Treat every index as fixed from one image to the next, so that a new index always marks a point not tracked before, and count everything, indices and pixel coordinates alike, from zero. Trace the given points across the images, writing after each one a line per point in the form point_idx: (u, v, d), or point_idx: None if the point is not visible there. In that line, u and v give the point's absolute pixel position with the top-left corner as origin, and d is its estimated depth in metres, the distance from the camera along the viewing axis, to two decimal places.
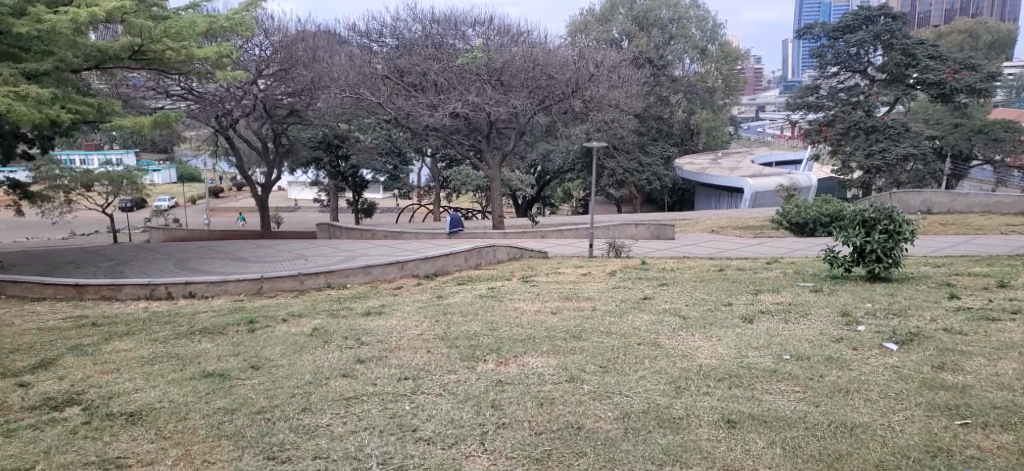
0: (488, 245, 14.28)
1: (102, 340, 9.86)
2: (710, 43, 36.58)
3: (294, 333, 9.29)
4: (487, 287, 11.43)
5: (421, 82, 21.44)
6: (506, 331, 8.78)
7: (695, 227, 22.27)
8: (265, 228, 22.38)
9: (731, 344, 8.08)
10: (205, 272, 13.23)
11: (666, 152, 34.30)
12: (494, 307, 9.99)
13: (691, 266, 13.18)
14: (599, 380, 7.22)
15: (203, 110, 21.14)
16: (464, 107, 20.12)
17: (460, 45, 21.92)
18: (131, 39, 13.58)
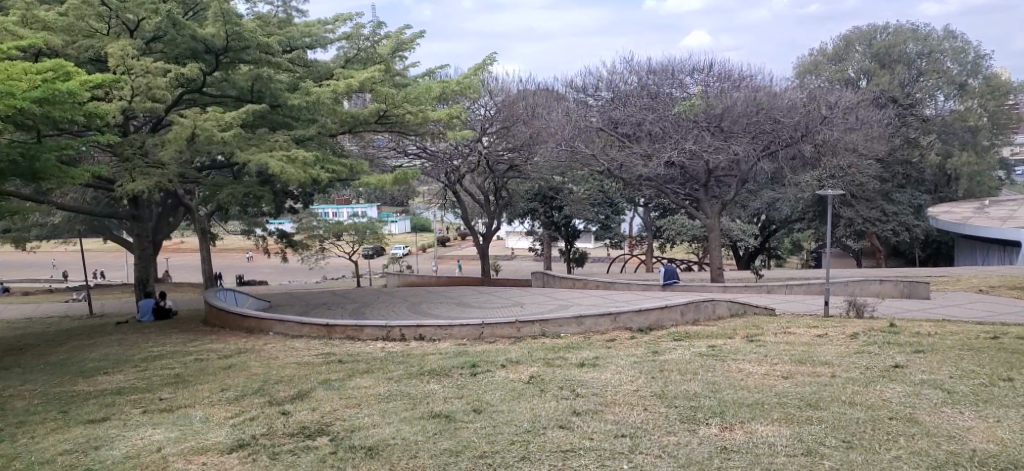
0: (707, 300, 13.86)
1: (345, 376, 10.98)
2: (971, 77, 33.47)
3: (512, 379, 9.66)
4: (708, 345, 11.16)
5: (635, 133, 21.35)
6: (731, 394, 8.53)
7: (954, 287, 20.09)
8: (486, 275, 23.45)
9: (1016, 428, 7.27)
10: (432, 316, 14.17)
11: (916, 199, 31.26)
12: (716, 367, 9.73)
13: (955, 332, 11.99)
14: (842, 457, 6.81)
15: (435, 166, 22.87)
16: (679, 155, 19.72)
17: (677, 94, 22.20)
18: (378, 106, 15.34)
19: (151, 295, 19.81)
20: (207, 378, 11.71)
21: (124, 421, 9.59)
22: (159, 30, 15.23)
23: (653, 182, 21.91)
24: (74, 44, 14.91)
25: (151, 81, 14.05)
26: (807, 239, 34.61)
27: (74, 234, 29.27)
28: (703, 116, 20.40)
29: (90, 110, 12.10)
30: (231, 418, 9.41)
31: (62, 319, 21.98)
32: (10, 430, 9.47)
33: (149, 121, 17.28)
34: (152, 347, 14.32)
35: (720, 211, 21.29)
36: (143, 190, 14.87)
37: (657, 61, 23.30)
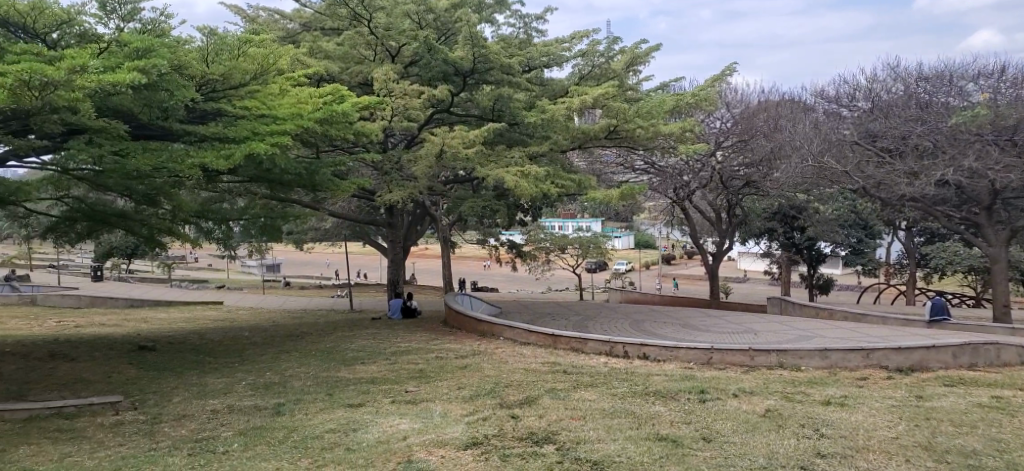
0: (991, 342, 12.26)
1: (572, 387, 11.24)
2: None
3: (746, 411, 9.32)
4: (986, 395, 9.99)
5: (898, 147, 19.76)
6: (1014, 456, 7.59)
7: None
8: (715, 298, 22.77)
9: None
10: (657, 335, 14.05)
11: None
12: (1000, 423, 8.71)
13: None
14: None
15: (664, 182, 23.04)
16: (955, 174, 17.77)
17: (955, 103, 19.54)
18: (608, 121, 15.54)
19: (399, 295, 21.73)
20: (446, 375, 12.52)
21: (376, 409, 10.51)
22: (416, 55, 16.80)
23: (919, 203, 19.93)
24: (347, 70, 17.35)
25: (408, 102, 15.49)
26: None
27: (338, 237, 32.72)
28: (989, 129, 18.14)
29: (358, 128, 13.54)
30: (466, 416, 9.99)
31: (324, 312, 24.58)
32: (287, 406, 10.79)
33: (404, 138, 19.20)
34: (399, 343, 15.56)
35: (1007, 237, 19.01)
36: (398, 200, 16.45)
37: (930, 67, 21.01)
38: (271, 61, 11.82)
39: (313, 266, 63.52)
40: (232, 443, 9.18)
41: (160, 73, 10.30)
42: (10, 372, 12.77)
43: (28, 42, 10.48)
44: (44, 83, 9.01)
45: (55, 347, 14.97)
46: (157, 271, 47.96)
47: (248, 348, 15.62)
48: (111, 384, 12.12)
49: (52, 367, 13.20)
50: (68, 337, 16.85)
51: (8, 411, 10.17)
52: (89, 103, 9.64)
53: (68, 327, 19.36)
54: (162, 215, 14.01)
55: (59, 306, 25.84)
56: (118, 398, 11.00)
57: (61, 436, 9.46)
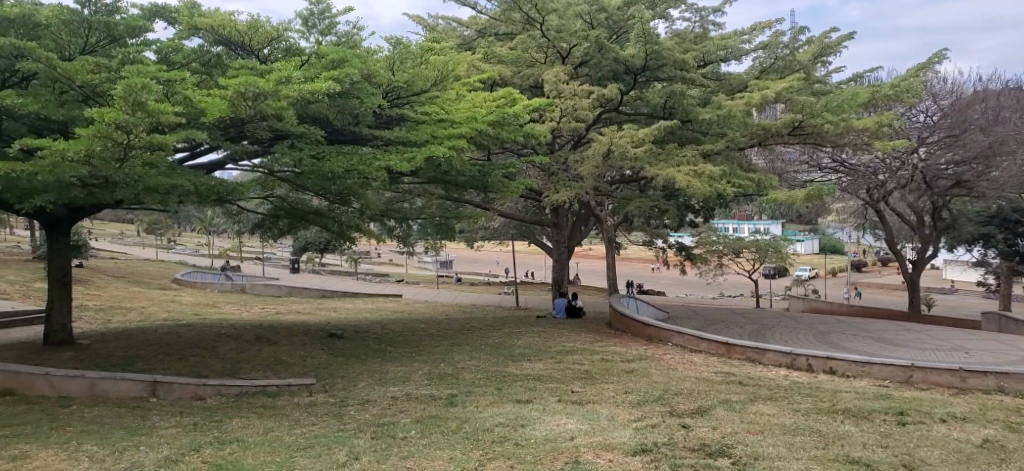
0: None
1: (748, 400, 10.61)
2: None
3: (957, 439, 8.37)
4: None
5: None
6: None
7: None
8: (913, 310, 20.92)
9: None
10: (845, 349, 12.98)
11: None
12: None
13: None
14: None
15: (855, 181, 21.25)
16: None
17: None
18: (792, 116, 14.67)
19: (565, 295, 21.59)
20: (613, 378, 12.22)
21: (544, 406, 10.43)
22: (587, 55, 16.64)
23: None
24: (520, 73, 17.40)
25: (577, 103, 15.34)
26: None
27: (510, 236, 33.29)
28: None
29: (528, 130, 13.51)
30: (635, 422, 9.67)
31: (494, 309, 25.04)
32: (460, 397, 10.96)
33: (571, 139, 19.15)
34: (565, 343, 15.46)
35: None
36: (565, 200, 16.34)
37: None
38: (450, 68, 12.16)
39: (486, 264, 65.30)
40: (410, 429, 9.42)
41: (352, 82, 11.19)
42: (227, 351, 13.95)
43: (246, 58, 11.66)
44: (257, 95, 9.97)
45: (258, 331, 16.22)
46: (345, 265, 51.19)
47: (425, 339, 16.12)
48: (306, 367, 12.89)
49: (259, 349, 14.24)
50: (268, 322, 18.23)
51: (225, 386, 10.81)
52: (293, 111, 10.48)
53: (269, 314, 21.01)
54: (350, 213, 14.75)
55: (261, 294, 28.16)
56: (313, 381, 11.60)
57: (265, 411, 10.10)
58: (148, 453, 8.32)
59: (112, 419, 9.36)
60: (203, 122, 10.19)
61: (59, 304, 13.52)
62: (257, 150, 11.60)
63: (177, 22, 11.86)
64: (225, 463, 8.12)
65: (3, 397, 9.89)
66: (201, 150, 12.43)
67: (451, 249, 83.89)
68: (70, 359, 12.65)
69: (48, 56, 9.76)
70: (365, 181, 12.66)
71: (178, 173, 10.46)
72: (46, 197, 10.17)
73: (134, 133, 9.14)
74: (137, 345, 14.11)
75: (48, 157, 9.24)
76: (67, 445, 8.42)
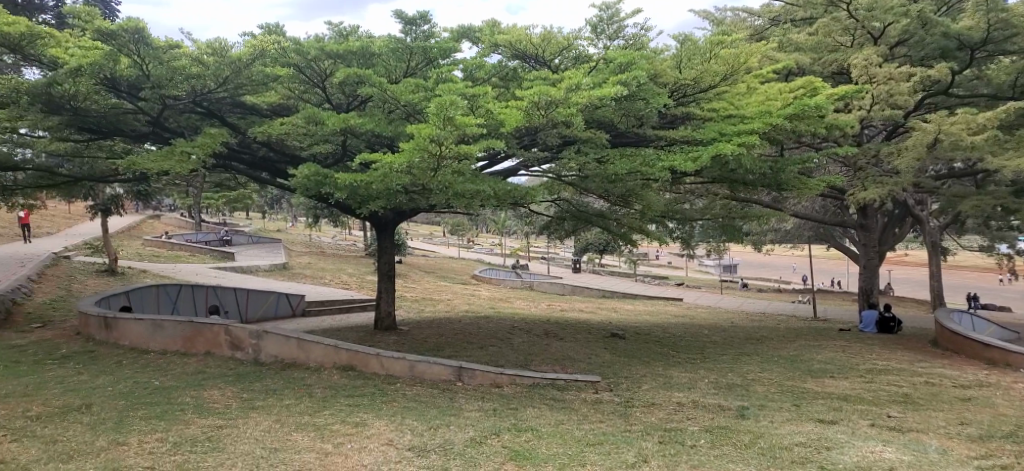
0: None
1: None
2: None
3: None
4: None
5: None
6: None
7: None
8: None
9: None
10: None
11: None
12: None
13: None
14: None
15: None
16: None
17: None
18: None
19: (874, 307, 19.55)
20: (943, 405, 10.76)
21: (853, 430, 9.48)
22: (907, 33, 15.04)
23: None
24: (821, 60, 15.66)
25: (893, 88, 13.68)
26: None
27: (807, 239, 31.16)
28: None
29: (829, 122, 12.46)
30: (977, 460, 8.51)
31: (785, 317, 23.53)
32: (752, 410, 10.36)
33: (881, 130, 17.36)
34: (876, 360, 13.99)
35: None
36: (874, 198, 14.80)
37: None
38: (741, 59, 11.48)
39: (775, 269, 62.02)
40: (699, 438, 9.07)
41: (639, 85, 11.07)
42: (518, 343, 14.62)
43: (540, 70, 12.12)
44: (548, 102, 10.33)
45: (549, 327, 16.81)
46: (628, 266, 51.59)
47: (709, 346, 15.51)
48: (591, 364, 13.07)
49: (548, 343, 14.74)
50: (558, 319, 18.83)
51: (519, 376, 11.23)
52: (581, 117, 10.67)
53: (557, 310, 21.79)
54: (631, 214, 14.69)
55: (549, 292, 29.34)
56: (598, 379, 11.66)
57: (553, 403, 10.38)
58: (457, 432, 8.91)
59: (426, 398, 10.19)
60: (499, 128, 10.77)
61: (386, 294, 15.13)
62: (545, 155, 12.08)
63: (481, 41, 12.64)
64: (523, 450, 8.47)
65: (346, 371, 11.19)
66: (500, 158, 13.18)
67: (736, 252, 80.80)
68: (394, 343, 14.04)
69: (380, 81, 10.98)
70: (650, 183, 12.51)
71: (480, 179, 11.05)
72: (380, 202, 11.34)
73: (445, 145, 9.94)
74: (446, 333, 15.32)
75: (381, 169, 10.34)
76: (394, 418, 9.30)
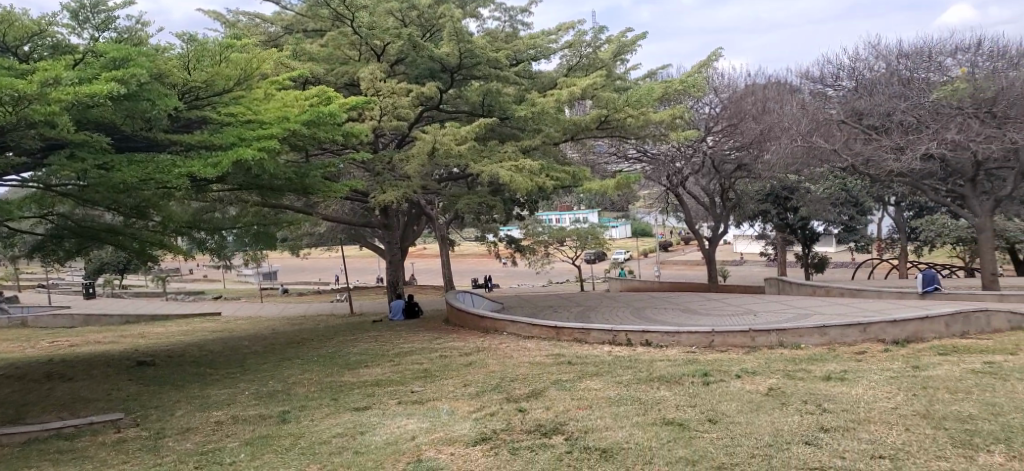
0: (978, 310, 12.48)
1: (577, 377, 11.13)
2: None
3: (749, 391, 9.48)
4: (982, 362, 10.28)
5: (885, 124, 19.30)
6: (1015, 419, 7.90)
7: None
8: (715, 282, 21.05)
9: None
10: (660, 322, 13.97)
11: None
12: (996, 388, 8.98)
13: None
14: None
15: (656, 170, 21.42)
16: (940, 147, 17.30)
17: (936, 78, 19.83)
18: (600, 112, 15.34)
19: (399, 297, 21.37)
20: (451, 373, 12.27)
21: (384, 410, 10.25)
22: (402, 53, 15.92)
23: (904, 178, 19.49)
24: (334, 71, 16.20)
25: (397, 100, 14.53)
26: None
27: (336, 241, 32.77)
28: (970, 101, 17.70)
29: (347, 130, 13.01)
30: (474, 413, 9.79)
31: (321, 318, 24.50)
32: (293, 413, 10.55)
33: (394, 137, 18.71)
34: (403, 344, 15.50)
35: (993, 208, 18.59)
36: (393, 201, 15.56)
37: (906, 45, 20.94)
38: (252, 64, 11.50)
39: (304, 272, 63.27)
40: (240, 452, 9.08)
41: (140, 83, 10.04)
42: (7, 395, 12.95)
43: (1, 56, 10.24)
44: (18, 98, 8.85)
45: (51, 368, 15.04)
46: (150, 284, 47.69)
47: (250, 357, 15.60)
48: (109, 401, 12.18)
49: (52, 387, 13.34)
50: (63, 356, 16.78)
51: (6, 435, 10.15)
52: (67, 116, 9.46)
53: (62, 347, 19.28)
54: (153, 229, 13.92)
55: (51, 326, 25.80)
56: (120, 416, 10.89)
57: (60, 457, 9.43)
58: None
59: None
60: None
61: None
62: (25, 162, 10.58)
63: None
64: None
65: None
66: None
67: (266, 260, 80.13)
68: None
69: None
70: (167, 190, 11.89)
71: None
72: None
73: None
74: None
75: None
76: None
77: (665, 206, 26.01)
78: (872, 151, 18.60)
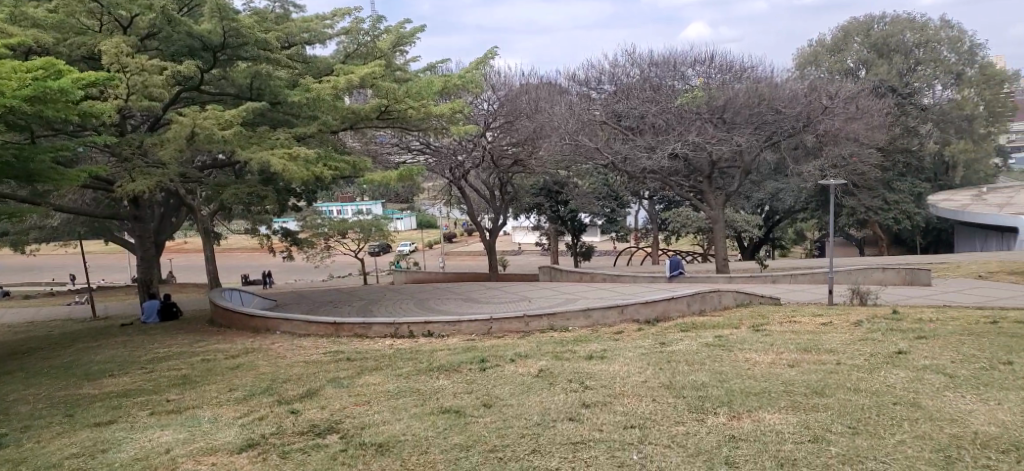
0: (713, 291, 13.87)
1: (355, 374, 10.46)
2: (964, 67, 34.86)
3: (521, 373, 9.72)
4: (713, 336, 11.35)
5: (638, 125, 21.15)
6: (737, 383, 8.76)
7: (955, 271, 20.48)
8: (494, 272, 21.55)
9: (1014, 411, 7.51)
10: (440, 312, 13.96)
11: (915, 190, 31.07)
12: (724, 358, 9.92)
13: (953, 317, 12.19)
14: (847, 443, 7.09)
15: (438, 162, 21.37)
16: (682, 147, 19.37)
17: (680, 86, 21.80)
18: (378, 101, 14.05)
19: (156, 296, 19.47)
20: (214, 378, 11.08)
21: (131, 424, 9.20)
22: (155, 27, 13.82)
23: (655, 175, 21.41)
24: (66, 42, 13.59)
25: (148, 79, 12.67)
26: (813, 228, 33.80)
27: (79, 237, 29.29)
28: (706, 108, 19.81)
29: (83, 110, 11.48)
30: (239, 418, 9.03)
31: (61, 323, 21.80)
32: (14, 435, 9.15)
33: (147, 119, 16.59)
34: (159, 348, 13.86)
35: (724, 201, 21.15)
36: (144, 190, 13.92)
37: (657, 53, 22.64)
38: None
39: (42, 271, 56.09)
40: None
41: None
42: None
43: None
44: None
45: None
46: None
47: None
48: None
49: None
50: None
51: None
52: None
53: None
54: None
55: None
56: None
57: None
58: None
59: None
60: None
61: None
62: None
63: None
64: None
65: None
66: None
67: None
68: None
69: None
70: None
71: None
72: None
73: None
74: None
75: None
76: None
77: (446, 198, 26.24)
78: (629, 149, 20.38)
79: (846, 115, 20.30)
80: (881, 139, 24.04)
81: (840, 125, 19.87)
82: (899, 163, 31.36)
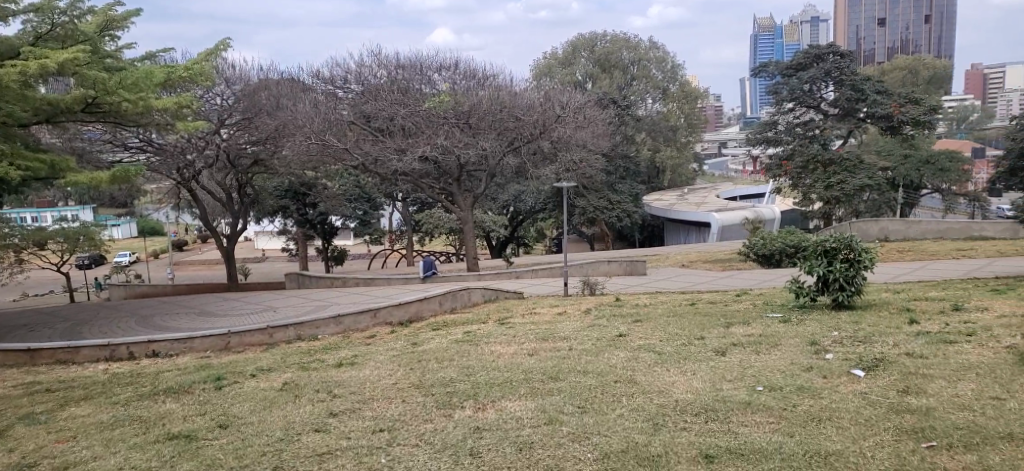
0: (462, 288, 14.00)
1: (56, 407, 9.04)
2: (671, 83, 39.06)
3: (263, 388, 8.99)
4: (462, 332, 11.38)
5: (388, 127, 20.86)
6: (483, 376, 8.78)
7: (668, 261, 22.68)
8: (233, 281, 20.11)
9: (708, 378, 8.22)
10: (170, 330, 12.62)
11: (635, 190, 34.08)
12: (471, 352, 9.95)
13: (665, 301, 13.40)
14: (577, 421, 7.30)
15: (164, 162, 19.41)
16: (432, 151, 19.46)
17: (427, 91, 21.85)
18: (83, 92, 12.26)
19: None
20: None
21: None
22: None
23: (405, 177, 21.32)
24: None
25: None
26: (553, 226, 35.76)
27: None
28: (452, 113, 20.05)
29: None
30: None
31: None
32: None
33: None
34: None
35: (472, 203, 21.64)
36: None
37: (404, 55, 22.41)
38: None
39: None
40: None
41: None
42: None
43: None
44: None
45: None
46: None
47: None
48: None
49: None
50: None
51: None
52: None
53: None
54: None
55: None
56: None
57: None
58: None
59: None
60: None
61: None
62: None
63: None
64: None
65: None
66: None
67: None
68: None
69: None
70: None
71: None
72: None
73: None
74: None
75: None
76: None
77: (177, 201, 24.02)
78: (378, 151, 20.00)
79: (577, 124, 21.72)
80: (606, 146, 26.05)
81: (573, 133, 21.19)
82: (620, 169, 34.31)
